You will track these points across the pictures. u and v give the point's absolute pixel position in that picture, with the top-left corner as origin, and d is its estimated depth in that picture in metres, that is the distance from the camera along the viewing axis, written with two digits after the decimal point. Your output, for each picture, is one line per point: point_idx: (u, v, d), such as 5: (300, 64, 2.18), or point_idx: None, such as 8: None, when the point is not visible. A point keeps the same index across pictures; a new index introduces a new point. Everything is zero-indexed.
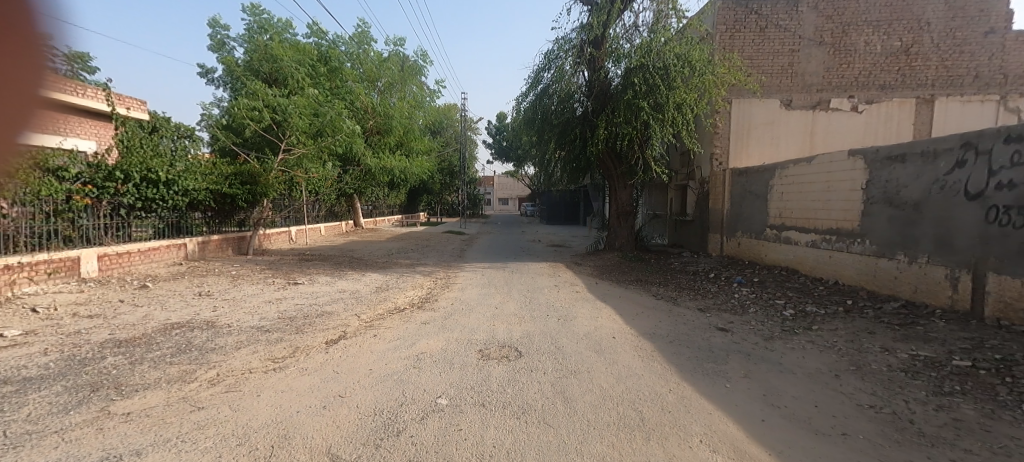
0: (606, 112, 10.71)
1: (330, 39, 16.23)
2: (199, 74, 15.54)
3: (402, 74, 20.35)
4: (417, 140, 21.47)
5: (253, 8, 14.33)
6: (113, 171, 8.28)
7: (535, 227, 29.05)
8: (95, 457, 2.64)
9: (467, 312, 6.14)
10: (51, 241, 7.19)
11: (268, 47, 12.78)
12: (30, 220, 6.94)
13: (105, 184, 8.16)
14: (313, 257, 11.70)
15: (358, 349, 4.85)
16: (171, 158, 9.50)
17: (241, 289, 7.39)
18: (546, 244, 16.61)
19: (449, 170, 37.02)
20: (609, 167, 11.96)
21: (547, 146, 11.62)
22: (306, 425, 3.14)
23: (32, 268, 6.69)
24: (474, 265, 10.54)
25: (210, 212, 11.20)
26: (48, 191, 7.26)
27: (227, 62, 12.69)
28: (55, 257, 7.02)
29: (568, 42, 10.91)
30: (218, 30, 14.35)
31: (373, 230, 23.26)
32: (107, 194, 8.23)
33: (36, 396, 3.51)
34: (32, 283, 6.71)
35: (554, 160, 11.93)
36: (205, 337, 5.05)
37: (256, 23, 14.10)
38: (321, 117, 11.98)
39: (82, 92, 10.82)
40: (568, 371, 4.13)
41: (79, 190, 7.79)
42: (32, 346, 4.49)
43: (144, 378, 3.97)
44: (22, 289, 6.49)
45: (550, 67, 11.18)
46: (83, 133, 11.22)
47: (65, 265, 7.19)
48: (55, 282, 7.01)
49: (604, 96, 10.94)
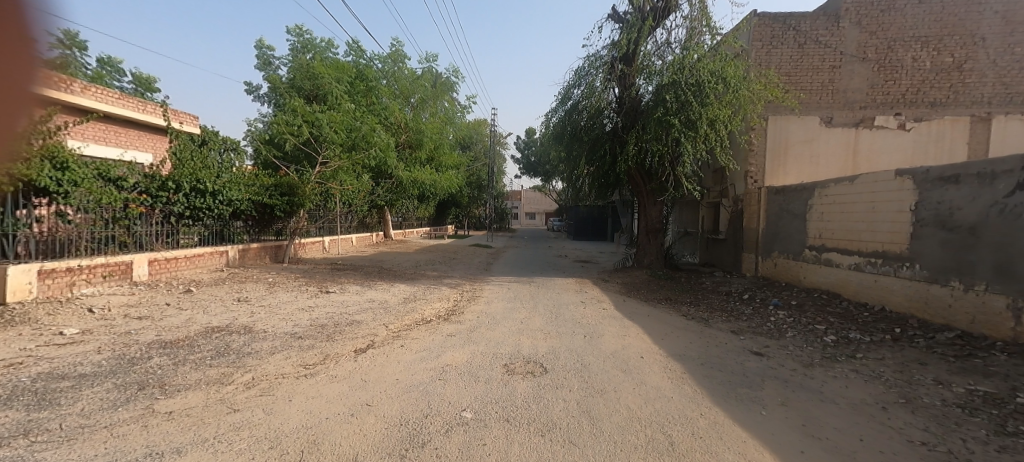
0: (636, 128, 10.63)
1: (367, 57, 16.92)
2: (245, 90, 16.46)
3: (434, 90, 21.03)
4: (448, 155, 21.78)
5: (297, 30, 15.18)
6: (166, 182, 8.81)
7: (561, 242, 28.69)
8: (140, 453, 2.94)
9: (493, 326, 6.13)
10: (108, 245, 7.56)
11: (309, 65, 13.63)
12: (91, 226, 7.29)
13: (158, 193, 8.66)
14: (344, 266, 12.02)
15: (385, 359, 4.94)
16: (218, 169, 10.11)
17: (277, 296, 7.66)
18: (572, 259, 16.53)
19: (477, 184, 37.54)
20: (639, 184, 11.83)
21: (577, 162, 11.56)
22: (335, 432, 3.23)
23: (90, 271, 7.02)
24: (499, 278, 10.55)
25: (251, 221, 11.65)
26: (109, 199, 7.60)
27: (272, 79, 13.50)
28: (111, 261, 7.41)
29: (599, 59, 10.91)
30: (265, 50, 15.25)
31: (401, 242, 23.79)
32: (159, 202, 8.72)
33: (89, 392, 3.77)
34: (89, 285, 7.03)
35: (583, 175, 11.89)
36: (242, 341, 5.23)
37: (299, 43, 14.91)
38: (356, 133, 12.52)
39: (142, 107, 11.56)
40: (594, 390, 4.06)
41: (135, 198, 8.20)
42: (88, 344, 4.78)
43: (185, 379, 4.17)
44: (81, 290, 6.82)
45: (581, 83, 11.21)
46: (141, 146, 11.93)
47: (120, 269, 7.57)
48: (109, 284, 7.37)
49: (634, 113, 10.90)
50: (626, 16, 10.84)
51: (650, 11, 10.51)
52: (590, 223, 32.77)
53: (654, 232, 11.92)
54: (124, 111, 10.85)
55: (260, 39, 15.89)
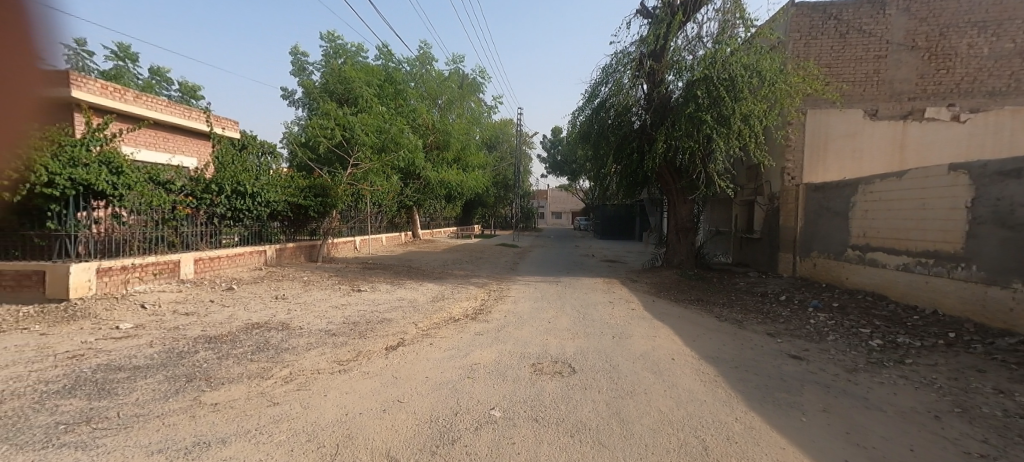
0: (666, 125, 10.40)
1: (396, 61, 17.31)
2: (281, 95, 17.11)
3: (461, 91, 21.29)
4: (475, 155, 21.83)
5: (330, 35, 15.66)
6: (209, 185, 9.26)
7: (588, 241, 28.46)
8: (190, 442, 3.12)
9: (520, 325, 6.14)
10: (158, 245, 7.94)
11: (341, 70, 14.10)
12: (142, 227, 7.66)
13: (202, 196, 9.10)
14: (375, 265, 12.33)
15: (415, 356, 5.03)
16: (256, 172, 10.54)
17: (312, 293, 7.94)
18: (599, 259, 16.38)
19: (503, 184, 37.75)
20: (668, 182, 11.65)
21: (604, 161, 11.45)
22: (368, 427, 3.32)
23: (142, 269, 7.39)
24: (526, 278, 10.57)
25: (286, 222, 12.11)
26: (158, 201, 7.98)
27: (307, 85, 14.06)
28: (160, 260, 7.74)
29: (627, 55, 10.77)
30: (299, 56, 15.81)
31: (429, 241, 24.20)
32: (204, 204, 9.15)
33: (142, 383, 4.02)
34: (142, 282, 7.41)
35: (610, 174, 11.77)
36: (280, 337, 5.44)
37: (331, 48, 15.41)
38: (386, 135, 13.22)
39: (189, 114, 12.20)
40: (623, 392, 4.01)
41: (182, 201, 8.61)
42: (141, 338, 5.09)
43: (229, 372, 4.37)
44: (134, 287, 7.19)
45: (608, 81, 11.06)
46: (188, 151, 12.57)
47: (168, 267, 7.91)
48: (159, 282, 7.72)
49: (663, 109, 10.67)
50: (655, 11, 10.63)
51: (679, 5, 10.29)
52: (617, 222, 32.34)
53: (684, 231, 11.66)
54: (172, 118, 11.46)
55: (295, 46, 16.49)
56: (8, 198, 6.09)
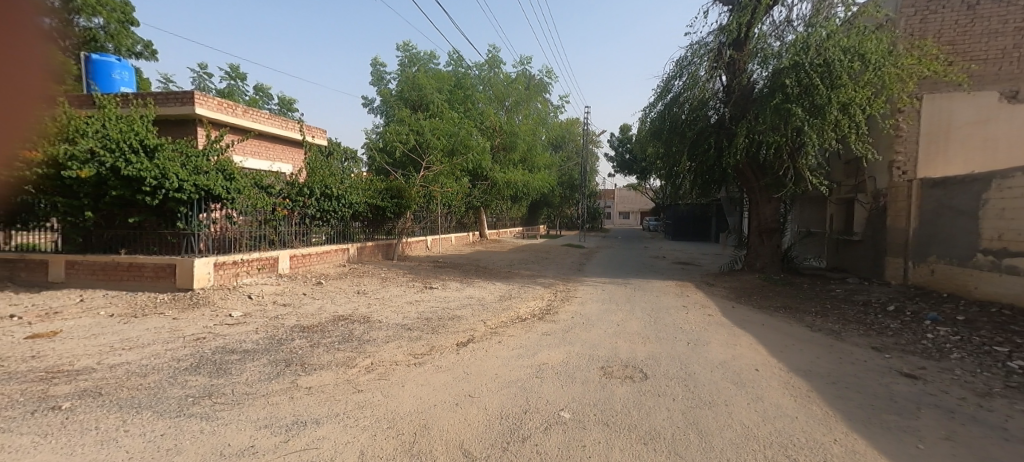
0: (747, 119, 9.72)
1: (465, 66, 17.98)
2: (363, 104, 18.43)
3: (528, 93, 21.51)
4: (541, 155, 21.93)
5: (406, 46, 16.66)
6: (302, 188, 10.19)
7: (657, 243, 27.36)
8: (288, 421, 3.45)
9: (588, 327, 6.05)
10: (261, 243, 8.88)
11: (414, 77, 15.38)
12: (248, 227, 8.55)
13: (297, 198, 10.05)
14: (445, 264, 12.86)
15: (484, 353, 5.16)
16: (341, 176, 11.43)
17: (388, 289, 8.47)
18: (670, 261, 15.66)
19: (569, 183, 37.58)
20: (749, 179, 10.90)
21: (676, 158, 11.01)
22: (442, 419, 3.46)
23: (249, 264, 8.30)
24: (593, 279, 10.41)
25: (366, 222, 12.90)
26: (261, 204, 8.85)
27: (384, 93, 15.31)
28: (263, 256, 8.64)
29: (704, 47, 10.35)
30: (379, 67, 16.99)
31: (496, 241, 24.76)
32: (298, 206, 10.08)
33: (250, 365, 4.54)
34: (249, 275, 8.34)
35: (683, 172, 11.28)
36: (362, 329, 5.86)
37: (406, 58, 16.43)
38: (454, 138, 13.80)
39: (286, 125, 13.49)
40: (700, 401, 3.80)
41: (280, 203, 9.55)
42: (248, 325, 5.75)
43: (320, 359, 4.79)
44: (242, 280, 8.13)
45: (682, 75, 10.70)
46: (285, 158, 13.92)
47: (269, 263, 8.81)
48: (262, 275, 8.62)
49: (745, 102, 10.03)
50: None
51: None
52: (692, 224, 30.81)
53: (767, 232, 10.84)
54: (272, 129, 12.76)
55: (376, 58, 17.83)
56: (150, 201, 7.12)
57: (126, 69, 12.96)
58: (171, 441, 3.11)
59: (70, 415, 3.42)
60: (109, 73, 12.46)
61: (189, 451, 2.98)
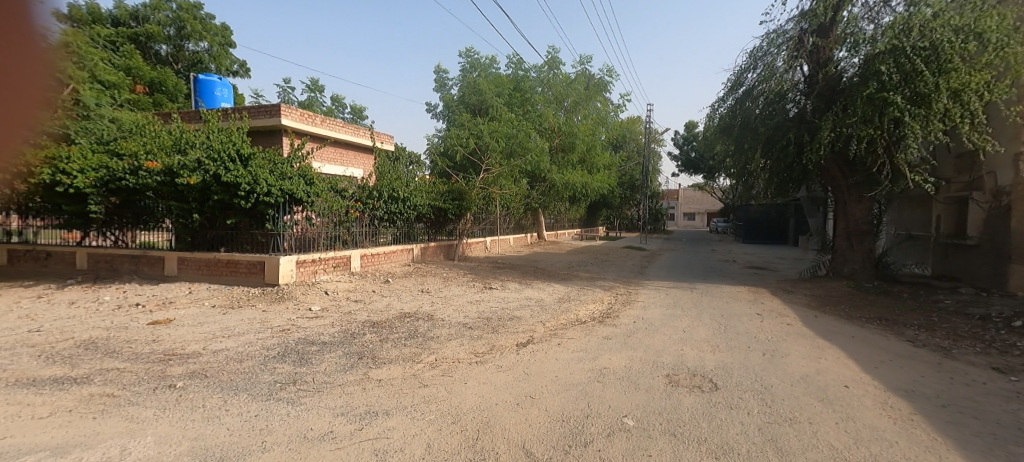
0: (833, 111, 8.95)
1: (525, 69, 18.18)
2: (426, 110, 19.21)
3: (587, 92, 21.26)
4: (600, 155, 21.43)
5: (468, 52, 17.13)
6: (372, 191, 10.83)
7: (726, 246, 25.77)
8: (362, 410, 3.67)
9: (651, 332, 5.85)
10: (336, 243, 9.55)
11: (475, 82, 15.88)
12: (324, 228, 9.25)
13: (367, 201, 10.68)
14: (504, 265, 13.06)
15: (545, 355, 5.16)
16: (406, 179, 11.97)
17: (450, 289, 8.75)
18: (741, 266, 14.67)
19: (629, 184, 36.60)
20: (836, 177, 10.02)
21: (748, 155, 10.43)
22: (504, 418, 3.50)
23: (326, 262, 8.96)
24: (655, 283, 10.05)
25: (429, 223, 13.41)
26: (336, 207, 9.53)
27: (447, 99, 15.98)
28: (338, 255, 9.28)
29: (782, 35, 9.68)
30: (442, 74, 17.68)
31: (554, 242, 24.71)
32: (368, 208, 10.69)
33: (328, 356, 4.89)
34: (326, 273, 9.00)
35: (756, 171, 10.64)
36: (426, 327, 6.10)
37: (468, 64, 16.86)
38: (513, 140, 14.48)
39: (357, 132, 14.40)
40: (780, 417, 3.52)
41: (353, 205, 10.22)
42: (326, 319, 6.21)
43: (390, 354, 5.06)
44: (320, 277, 8.79)
45: (756, 66, 10.15)
46: (356, 163, 14.86)
47: (343, 262, 9.44)
48: (337, 273, 9.27)
49: (831, 92, 9.24)
50: None
51: None
52: (766, 225, 28.57)
53: (857, 234, 9.91)
54: (346, 137, 13.67)
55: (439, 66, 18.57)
56: (244, 204, 7.92)
57: (225, 86, 14.56)
58: (263, 421, 3.44)
59: (183, 393, 3.90)
60: (212, 90, 14.08)
61: (278, 431, 3.27)
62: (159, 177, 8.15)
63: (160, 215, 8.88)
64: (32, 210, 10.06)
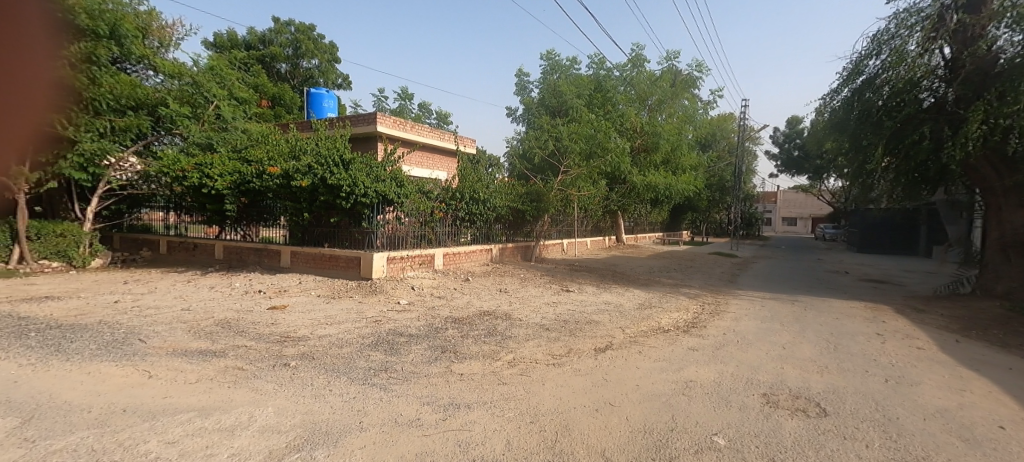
0: (986, 100, 7.68)
1: (607, 68, 17.83)
2: (506, 114, 19.50)
3: (673, 89, 20.31)
4: (686, 155, 20.76)
5: (549, 54, 17.10)
6: (456, 193, 11.27)
7: (834, 255, 22.87)
8: (445, 402, 3.84)
9: (744, 346, 5.41)
10: (422, 242, 10.16)
11: (555, 84, 15.63)
12: (412, 227, 9.88)
13: (450, 202, 11.14)
14: (581, 268, 12.92)
15: (625, 361, 5.01)
16: (487, 182, 12.21)
17: (527, 290, 8.87)
18: (853, 278, 12.93)
19: (719, 186, 34.09)
20: (988, 177, 8.57)
21: (868, 153, 9.37)
22: (582, 422, 3.46)
23: (413, 259, 9.59)
24: (747, 293, 9.28)
25: (508, 224, 13.74)
26: (423, 208, 10.07)
27: (527, 102, 16.08)
28: (424, 253, 9.88)
29: (916, 13, 8.47)
30: (522, 77, 17.79)
31: (634, 246, 23.89)
32: (451, 209, 11.17)
33: (415, 348, 5.21)
34: (413, 269, 9.65)
35: (877, 170, 9.60)
36: (504, 326, 6.24)
37: (549, 65, 16.69)
38: (593, 140, 13.77)
39: (443, 137, 15.16)
40: (907, 455, 3.04)
41: (438, 206, 10.76)
42: (412, 312, 6.64)
43: (471, 349, 5.26)
44: (408, 272, 9.44)
45: (882, 51, 9.01)
46: (442, 166, 15.63)
47: (428, 260, 10.04)
48: (422, 270, 9.89)
49: (983, 78, 7.93)
50: None
51: None
52: (888, 232, 25.09)
53: (1017, 247, 8.33)
54: (432, 141, 14.51)
55: (518, 69, 18.65)
56: (344, 204, 8.75)
57: (331, 98, 16.17)
58: (360, 404, 3.75)
59: (295, 371, 4.40)
60: (320, 103, 15.76)
61: (373, 414, 3.55)
62: (279, 180, 9.33)
63: (278, 213, 10.15)
64: (184, 209, 12.09)
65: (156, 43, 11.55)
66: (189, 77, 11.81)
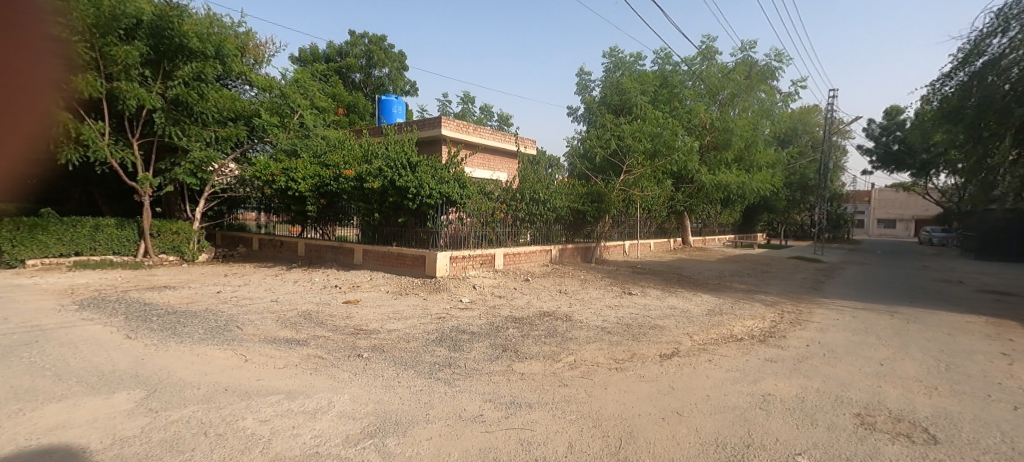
0: None
1: (674, 63, 17.18)
2: (568, 112, 19.21)
3: (748, 82, 19.03)
4: (762, 152, 19.34)
5: (612, 52, 16.78)
6: (517, 193, 11.37)
7: (942, 263, 20.10)
8: (507, 400, 3.89)
9: (830, 360, 4.92)
10: (483, 242, 10.38)
11: (618, 82, 15.30)
12: (474, 227, 10.13)
13: (511, 203, 11.20)
14: (644, 270, 12.50)
15: (693, 370, 4.76)
16: (548, 182, 12.18)
17: (588, 291, 8.75)
18: (965, 289, 11.27)
19: (800, 184, 31.21)
20: None
21: (989, 143, 9.53)
22: (649, 431, 3.33)
23: (474, 259, 9.86)
24: (832, 302, 8.45)
25: (569, 225, 13.64)
26: (485, 208, 10.29)
27: (587, 100, 15.75)
28: (484, 253, 10.12)
29: None
30: (584, 76, 17.63)
31: (702, 249, 22.66)
32: (511, 210, 11.23)
33: (477, 345, 5.33)
34: (474, 268, 9.93)
35: (1004, 158, 9.45)
36: (565, 327, 6.19)
37: (612, 63, 16.30)
38: (658, 139, 13.45)
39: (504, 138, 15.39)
40: None
41: (500, 207, 10.88)
42: (474, 311, 6.80)
43: (531, 349, 5.28)
44: (470, 271, 9.73)
45: (1007, 31, 8.94)
46: (502, 168, 15.83)
47: (488, 259, 10.27)
48: (483, 269, 10.14)
49: None
50: None
51: None
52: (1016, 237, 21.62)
53: None
54: (493, 143, 14.82)
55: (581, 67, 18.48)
56: (411, 205, 9.23)
57: (400, 104, 17.08)
58: (426, 397, 3.90)
59: (367, 363, 4.68)
60: (390, 109, 16.72)
61: (438, 407, 3.67)
62: (353, 183, 10.01)
63: (351, 214, 10.88)
64: (272, 210, 13.35)
65: (251, 60, 12.87)
66: (279, 90, 13.00)
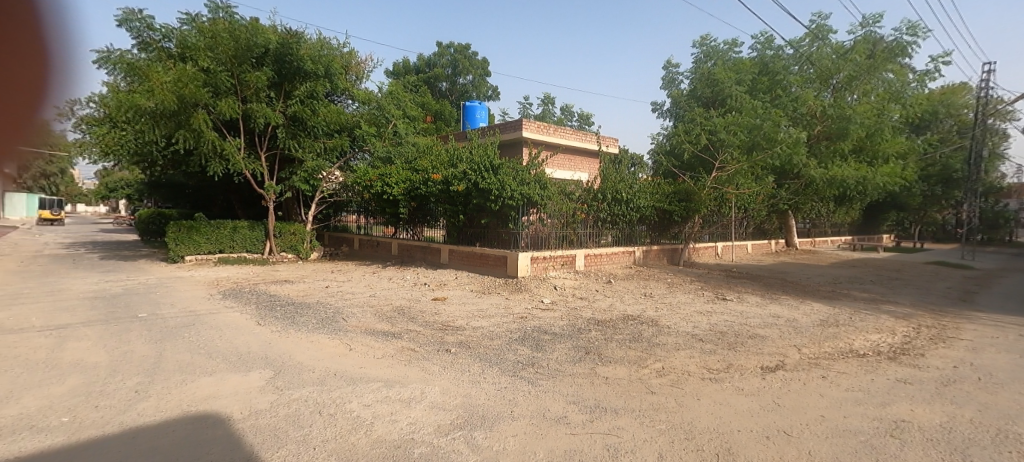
0: None
1: (776, 47, 15.60)
2: (653, 108, 18.42)
3: (871, 62, 16.55)
4: (887, 141, 16.75)
5: (703, 40, 15.70)
6: (598, 193, 11.17)
7: None
8: (591, 403, 3.81)
9: (984, 387, 4.10)
10: (563, 243, 10.33)
11: (710, 72, 14.32)
12: (553, 228, 10.14)
13: (592, 204, 11.03)
14: (740, 275, 11.50)
15: (802, 386, 4.28)
16: (631, 182, 11.77)
17: (676, 296, 8.28)
18: None
19: (939, 176, 26.34)
20: None
21: None
22: (751, 448, 3.05)
23: (554, 259, 9.87)
24: (986, 317, 7.03)
25: (654, 225, 13.04)
26: (564, 209, 10.31)
27: (675, 94, 14.94)
28: (564, 254, 10.07)
29: None
30: (671, 69, 16.70)
31: (810, 252, 20.23)
32: (592, 211, 11.05)
33: (558, 346, 5.32)
34: (554, 269, 9.94)
35: None
36: (651, 332, 5.93)
37: (703, 53, 15.16)
38: (757, 132, 12.30)
39: (585, 138, 15.19)
40: None
41: (581, 208, 10.77)
42: (556, 312, 6.80)
43: (615, 353, 5.14)
44: (550, 272, 9.76)
45: None
46: (583, 168, 15.64)
47: (568, 260, 10.21)
48: (564, 270, 10.10)
49: None
50: None
51: None
52: None
53: None
54: (574, 143, 14.71)
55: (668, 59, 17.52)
56: (494, 207, 9.53)
57: (482, 109, 17.67)
58: (511, 394, 3.97)
59: (455, 357, 4.90)
60: (473, 113, 17.40)
61: (522, 406, 3.71)
62: (440, 186, 10.59)
63: (438, 216, 11.49)
64: (369, 213, 14.63)
65: (353, 77, 14.18)
66: (376, 103, 14.04)
